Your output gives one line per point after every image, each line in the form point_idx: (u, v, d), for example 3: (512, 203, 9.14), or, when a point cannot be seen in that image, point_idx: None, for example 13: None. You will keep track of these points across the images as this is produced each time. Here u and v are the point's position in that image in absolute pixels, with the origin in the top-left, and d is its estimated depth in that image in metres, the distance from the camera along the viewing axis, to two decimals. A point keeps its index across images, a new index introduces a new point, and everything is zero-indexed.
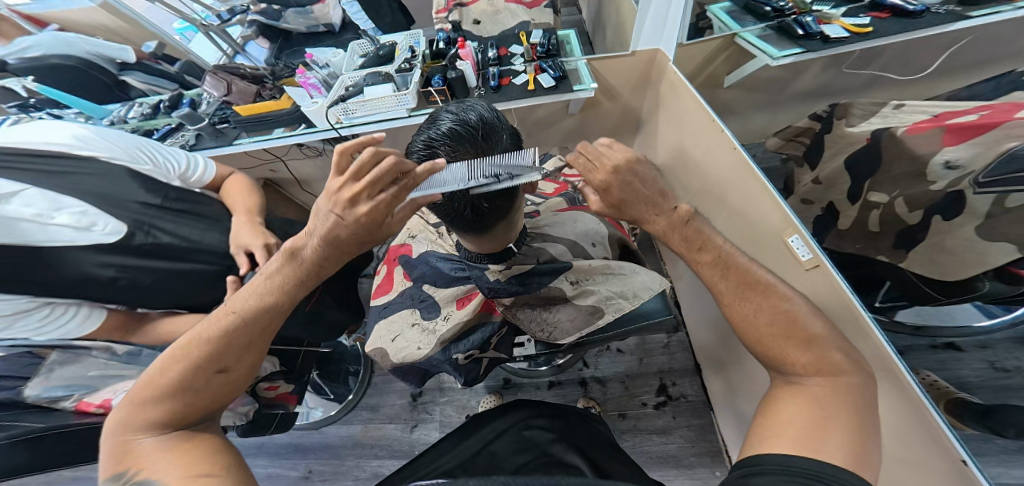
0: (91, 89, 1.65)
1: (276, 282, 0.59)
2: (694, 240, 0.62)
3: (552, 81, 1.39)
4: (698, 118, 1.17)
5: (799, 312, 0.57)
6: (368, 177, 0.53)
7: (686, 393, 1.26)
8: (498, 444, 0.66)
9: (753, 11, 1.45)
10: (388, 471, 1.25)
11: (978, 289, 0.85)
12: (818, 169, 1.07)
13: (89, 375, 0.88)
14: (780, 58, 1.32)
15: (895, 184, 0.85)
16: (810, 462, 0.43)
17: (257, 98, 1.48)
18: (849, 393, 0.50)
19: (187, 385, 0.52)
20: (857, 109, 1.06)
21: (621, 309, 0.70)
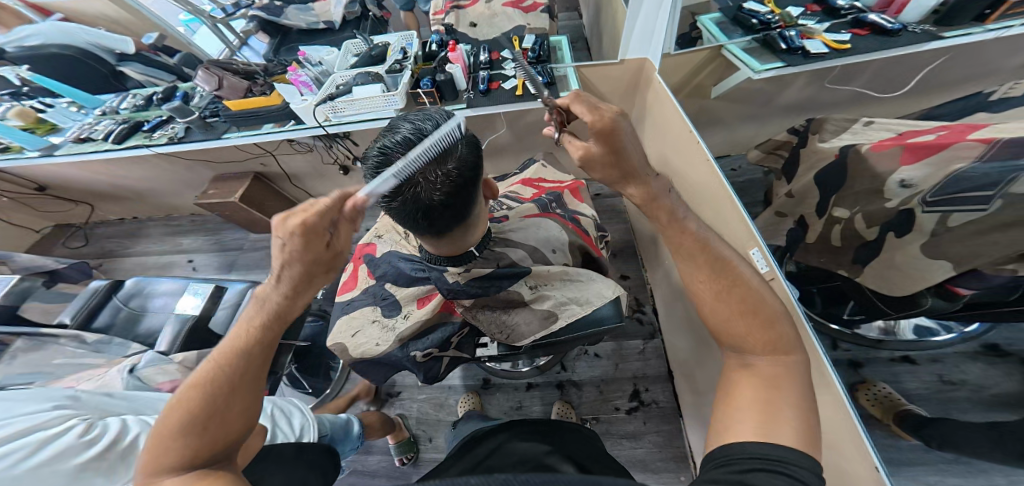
0: (91, 81, 1.72)
1: (249, 319, 0.57)
2: (665, 211, 0.65)
3: (539, 87, 1.42)
4: (679, 130, 1.19)
5: (763, 294, 0.59)
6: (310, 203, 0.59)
7: (658, 400, 1.29)
8: (497, 459, 0.71)
9: (741, 23, 1.47)
10: (361, 467, 1.27)
11: (920, 304, 0.88)
12: (793, 182, 1.09)
13: (51, 364, 0.97)
14: (762, 71, 1.34)
15: (856, 201, 0.87)
16: (768, 447, 0.46)
17: (248, 94, 1.51)
18: (798, 373, 0.54)
19: (191, 429, 0.51)
20: (831, 124, 1.09)
21: (573, 315, 0.72)
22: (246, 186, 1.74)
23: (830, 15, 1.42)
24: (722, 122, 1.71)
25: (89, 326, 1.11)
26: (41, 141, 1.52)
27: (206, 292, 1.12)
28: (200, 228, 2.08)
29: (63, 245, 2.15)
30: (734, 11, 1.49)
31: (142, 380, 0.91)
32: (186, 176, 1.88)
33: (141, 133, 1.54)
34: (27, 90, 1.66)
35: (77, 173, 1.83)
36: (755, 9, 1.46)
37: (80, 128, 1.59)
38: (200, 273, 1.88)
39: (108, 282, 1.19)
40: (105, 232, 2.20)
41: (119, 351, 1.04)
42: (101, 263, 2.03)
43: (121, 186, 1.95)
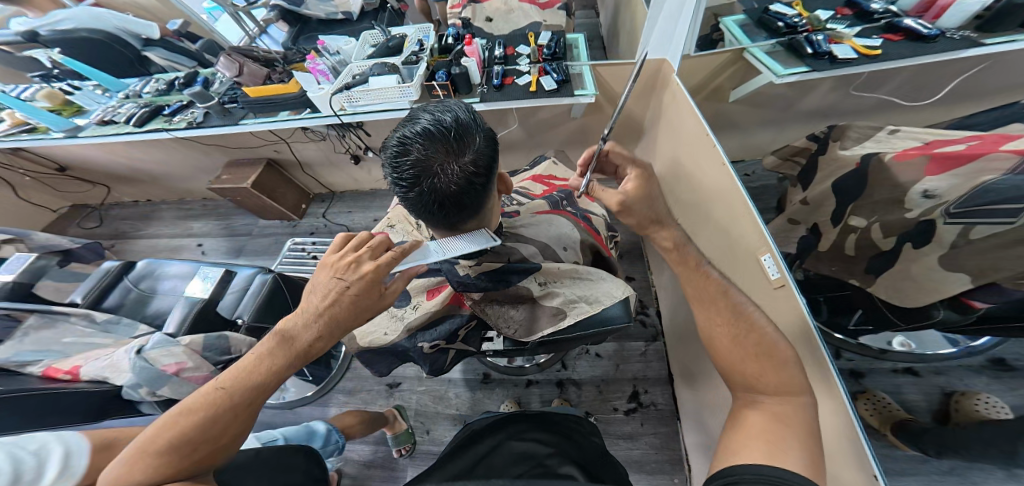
0: (116, 65, 1.75)
1: (266, 360, 0.58)
2: (688, 262, 0.72)
3: (554, 84, 1.40)
4: (694, 133, 1.18)
5: (771, 334, 0.63)
6: (374, 243, 0.64)
7: (656, 402, 1.28)
8: (493, 458, 0.71)
9: (767, 25, 1.44)
10: (357, 456, 1.27)
11: (932, 316, 0.88)
12: (809, 190, 1.06)
13: (60, 342, 0.99)
14: (784, 76, 1.31)
15: (874, 210, 0.86)
16: (775, 470, 0.49)
17: (267, 81, 1.52)
18: (807, 414, 0.57)
19: (178, 450, 0.53)
20: (854, 132, 1.03)
21: (582, 313, 0.71)
22: (258, 173, 1.75)
23: (861, 20, 1.38)
24: (738, 125, 1.68)
25: (99, 306, 1.12)
26: (64, 122, 1.55)
27: (216, 277, 1.14)
28: (211, 212, 2.11)
29: (78, 225, 2.19)
30: (760, 13, 1.46)
31: (149, 361, 0.86)
32: (200, 161, 1.90)
33: (161, 117, 1.56)
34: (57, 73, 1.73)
35: (98, 155, 1.87)
36: (782, 11, 1.43)
37: (104, 111, 1.61)
38: (209, 257, 1.91)
39: (119, 264, 1.22)
40: (120, 214, 2.24)
41: (128, 331, 1.05)
42: (114, 244, 2.06)
43: (139, 168, 1.98)
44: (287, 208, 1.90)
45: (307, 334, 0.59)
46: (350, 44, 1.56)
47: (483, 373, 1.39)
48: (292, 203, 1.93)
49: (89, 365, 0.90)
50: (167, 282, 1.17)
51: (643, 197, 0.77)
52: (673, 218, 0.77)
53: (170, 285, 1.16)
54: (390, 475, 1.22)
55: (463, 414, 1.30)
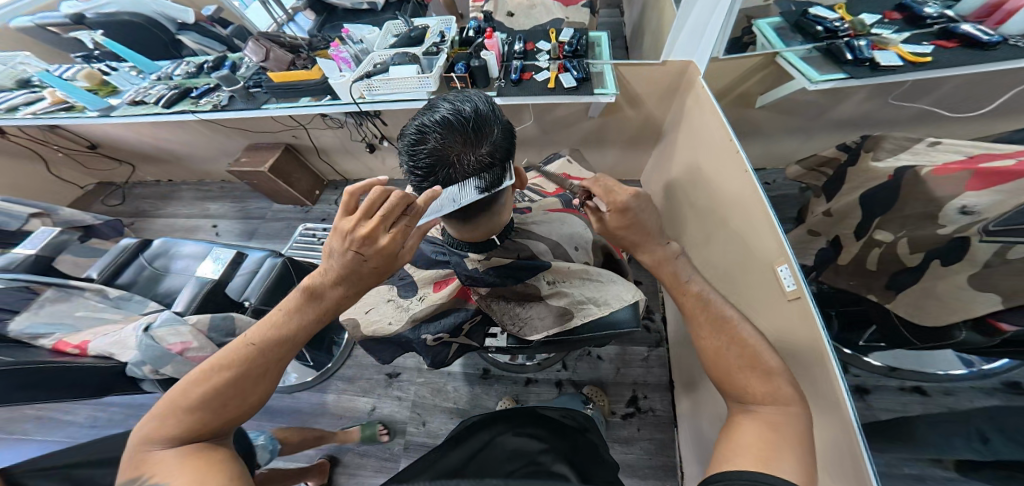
0: (152, 48, 1.82)
1: (296, 317, 0.56)
2: (673, 277, 0.67)
3: (574, 81, 1.37)
4: (718, 137, 1.14)
5: (761, 346, 0.60)
6: (383, 213, 0.52)
7: (655, 408, 1.25)
8: (484, 456, 0.67)
9: (805, 29, 1.45)
10: (350, 444, 1.26)
11: (952, 337, 0.84)
12: (832, 200, 1.02)
13: (73, 316, 1.02)
14: (820, 82, 1.29)
15: (903, 225, 0.82)
16: (767, 479, 0.46)
17: (292, 67, 1.53)
18: (800, 426, 0.53)
19: (211, 405, 0.53)
20: (889, 143, 0.99)
21: (589, 315, 0.69)
22: (275, 157, 1.77)
23: (912, 25, 1.36)
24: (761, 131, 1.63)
25: (113, 282, 1.15)
26: (99, 101, 1.57)
27: (227, 259, 1.15)
28: (228, 195, 2.15)
29: (102, 202, 2.26)
30: (800, 17, 1.48)
31: (155, 339, 0.88)
32: (221, 143, 1.93)
33: (189, 99, 1.59)
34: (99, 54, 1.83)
35: (126, 134, 1.92)
36: (824, 15, 1.43)
37: (137, 91, 1.64)
38: (223, 238, 1.94)
39: (137, 241, 1.24)
40: (141, 192, 2.30)
41: (138, 308, 1.07)
42: (134, 221, 2.12)
43: (164, 148, 2.03)
44: (300, 193, 1.92)
45: (332, 297, 0.56)
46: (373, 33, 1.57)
47: (483, 368, 1.37)
48: (305, 189, 1.95)
49: (97, 340, 0.93)
50: (179, 261, 1.19)
51: (624, 221, 0.71)
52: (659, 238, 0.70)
53: (183, 263, 1.18)
54: (382, 466, 1.21)
55: (461, 408, 1.29)
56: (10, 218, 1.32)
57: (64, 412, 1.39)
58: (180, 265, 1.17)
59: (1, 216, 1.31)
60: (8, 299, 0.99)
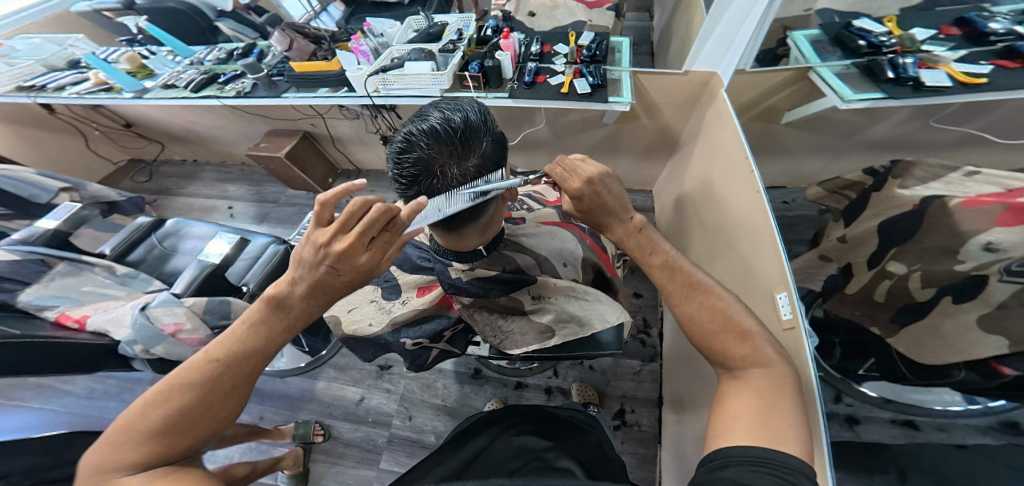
0: (191, 33, 1.90)
1: (261, 329, 0.55)
2: (645, 245, 0.71)
3: (588, 88, 1.33)
4: (734, 154, 1.10)
5: (737, 312, 0.62)
6: (360, 229, 0.53)
7: (641, 422, 1.23)
8: (493, 451, 0.73)
9: (845, 43, 1.36)
10: (338, 432, 1.29)
11: (952, 375, 0.87)
12: (850, 225, 0.96)
13: (79, 290, 1.07)
14: (852, 101, 1.24)
15: (919, 257, 0.78)
16: (765, 451, 0.47)
17: (313, 57, 1.56)
18: (782, 384, 0.55)
19: (174, 428, 0.51)
20: (920, 170, 0.93)
21: (570, 334, 0.70)
22: (293, 144, 1.81)
23: (971, 41, 1.24)
24: (783, 147, 1.58)
25: (123, 259, 1.23)
26: (135, 84, 1.66)
27: (228, 245, 1.18)
28: (245, 178, 2.21)
29: (130, 179, 2.37)
30: (840, 30, 1.39)
31: (150, 318, 0.93)
32: (244, 127, 1.99)
33: (216, 85, 1.64)
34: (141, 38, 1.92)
35: (158, 114, 2.01)
36: (868, 29, 1.35)
37: (170, 75, 1.71)
38: (237, 220, 2.00)
39: (152, 220, 1.34)
40: (166, 170, 2.40)
41: (142, 286, 1.14)
42: (157, 199, 2.20)
43: (192, 130, 2.11)
44: (314, 181, 1.96)
45: (299, 308, 0.56)
46: (393, 27, 1.58)
47: (475, 368, 1.38)
48: (319, 177, 1.99)
49: (96, 317, 0.98)
50: (187, 241, 1.29)
51: (587, 204, 0.72)
52: (622, 214, 0.72)
53: (191, 244, 1.28)
54: (365, 457, 1.24)
55: (449, 405, 1.30)
56: (41, 191, 1.42)
57: (65, 383, 1.47)
58: (187, 245, 1.27)
59: (35, 190, 1.42)
60: (22, 271, 1.04)
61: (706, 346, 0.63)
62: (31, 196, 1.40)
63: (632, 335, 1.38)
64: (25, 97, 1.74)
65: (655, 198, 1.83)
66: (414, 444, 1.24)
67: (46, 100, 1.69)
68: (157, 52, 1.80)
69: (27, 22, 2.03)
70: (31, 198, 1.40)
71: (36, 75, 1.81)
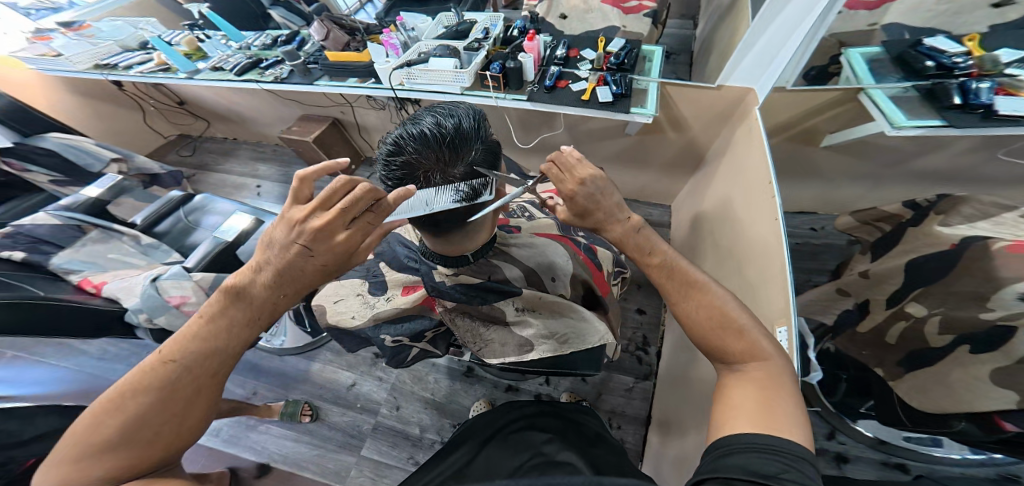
0: (244, 18, 2.06)
1: (221, 324, 0.56)
2: (643, 245, 0.68)
3: (611, 96, 1.29)
4: (756, 176, 1.03)
5: (734, 307, 0.60)
6: (341, 206, 0.56)
7: (625, 440, 1.21)
8: (492, 450, 0.71)
9: (909, 63, 1.22)
10: (322, 416, 1.33)
11: (950, 425, 0.78)
12: (875, 261, 0.90)
13: (105, 257, 1.21)
14: (904, 128, 1.12)
15: (943, 301, 0.73)
16: (769, 438, 0.46)
17: (346, 48, 1.61)
18: (781, 376, 0.54)
19: (135, 437, 0.51)
20: (969, 207, 0.82)
21: (547, 351, 0.76)
22: (322, 129, 1.88)
23: None
24: (816, 171, 1.48)
25: (152, 230, 1.37)
26: (189, 65, 1.76)
27: (237, 229, 1.26)
28: (276, 158, 2.32)
29: (176, 153, 2.54)
30: (906, 48, 1.24)
31: (159, 289, 1.01)
32: (280, 110, 2.08)
33: (258, 70, 1.72)
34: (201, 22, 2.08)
35: (205, 92, 2.14)
36: (941, 47, 1.19)
37: (220, 58, 1.81)
38: (264, 198, 2.10)
39: (182, 194, 1.48)
40: (208, 146, 2.55)
41: (161, 258, 1.27)
42: (195, 173, 2.34)
43: (234, 110, 2.23)
44: (338, 166, 2.02)
45: (262, 295, 0.57)
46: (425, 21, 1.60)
47: (467, 365, 1.39)
48: (343, 163, 2.05)
49: (111, 284, 1.08)
50: (209, 218, 1.40)
51: (582, 208, 0.69)
52: (621, 215, 0.69)
53: (211, 221, 1.39)
54: (347, 442, 1.27)
55: (437, 400, 1.32)
56: (95, 161, 1.56)
57: (81, 343, 1.61)
58: (209, 222, 1.39)
59: (90, 158, 1.55)
60: (60, 236, 1.19)
61: (701, 340, 0.61)
62: (87, 165, 1.54)
63: (629, 351, 1.35)
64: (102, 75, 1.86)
65: (673, 214, 1.77)
66: (398, 434, 1.27)
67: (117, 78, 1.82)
68: (211, 36, 1.91)
69: (116, 6, 2.20)
70: (85, 166, 1.54)
71: (114, 54, 1.91)
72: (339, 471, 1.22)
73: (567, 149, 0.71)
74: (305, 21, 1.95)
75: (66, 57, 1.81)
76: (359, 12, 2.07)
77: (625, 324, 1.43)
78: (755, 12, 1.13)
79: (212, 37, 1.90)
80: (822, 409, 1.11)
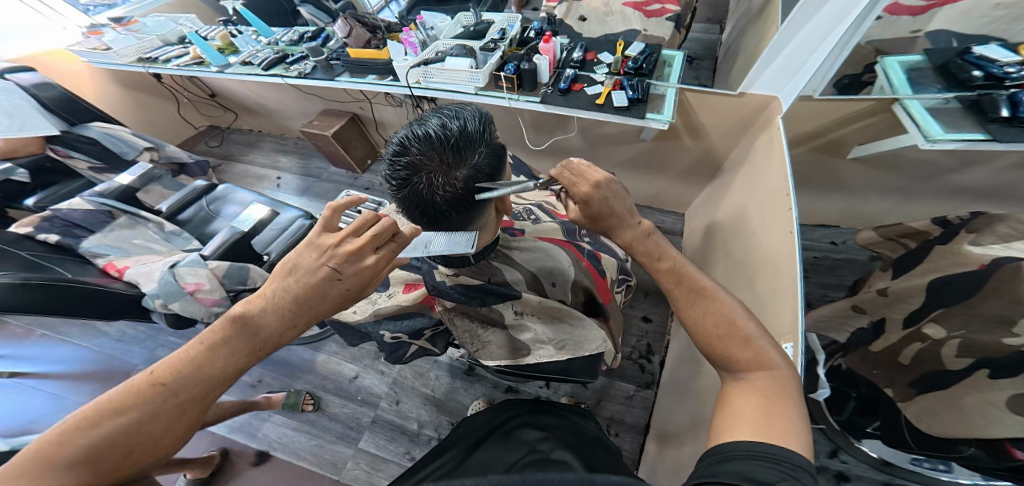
0: (276, 16, 2.15)
1: (222, 348, 0.55)
2: (653, 251, 0.69)
3: (626, 101, 1.27)
4: (773, 187, 1.00)
5: (741, 314, 0.59)
6: (371, 234, 0.60)
7: (623, 447, 1.20)
8: (488, 446, 0.70)
9: (953, 73, 1.13)
10: (324, 407, 1.36)
11: (958, 451, 0.76)
12: (895, 280, 0.86)
13: (130, 243, 1.26)
14: (937, 141, 1.05)
15: (966, 323, 0.70)
16: (769, 447, 0.44)
17: (367, 46, 1.65)
18: (788, 387, 0.52)
19: (98, 460, 0.48)
20: (1006, 227, 0.76)
21: (544, 355, 0.78)
22: (341, 125, 1.92)
23: None
24: (840, 183, 1.42)
25: (175, 217, 1.43)
26: (221, 59, 1.82)
27: (253, 220, 1.31)
28: (297, 151, 2.39)
29: (204, 143, 2.64)
30: (952, 57, 1.15)
31: (176, 275, 1.06)
32: (303, 105, 2.13)
33: (283, 65, 1.77)
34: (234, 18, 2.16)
35: (234, 85, 2.22)
36: (992, 55, 1.08)
37: (249, 53, 1.87)
38: (283, 189, 2.17)
39: (207, 184, 1.54)
40: (234, 137, 2.65)
41: (181, 244, 1.33)
42: (221, 163, 2.44)
43: (260, 102, 2.30)
44: (354, 161, 2.07)
45: (272, 325, 0.57)
46: (445, 20, 1.62)
47: (469, 364, 1.41)
48: (359, 157, 2.09)
49: (133, 269, 1.14)
50: (230, 207, 1.46)
51: (597, 211, 0.72)
52: (633, 219, 0.71)
53: (231, 210, 1.45)
54: (346, 434, 1.30)
55: (436, 397, 1.34)
56: (130, 149, 1.64)
57: (105, 324, 1.70)
58: (228, 211, 1.45)
59: (125, 146, 1.64)
60: (92, 220, 1.27)
61: (708, 348, 0.60)
62: (121, 153, 1.62)
63: (632, 359, 1.34)
64: (143, 67, 1.95)
65: (686, 222, 1.74)
66: (396, 429, 1.29)
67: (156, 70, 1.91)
68: (244, 31, 1.98)
69: (163, 3, 2.30)
70: (120, 153, 1.62)
71: (155, 47, 2.00)
72: (335, 462, 1.25)
73: (575, 159, 0.75)
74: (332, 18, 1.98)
75: (114, 50, 1.90)
76: (383, 10, 2.10)
77: (630, 332, 1.42)
78: (783, 18, 1.10)
79: (244, 33, 1.96)
80: (826, 426, 1.05)
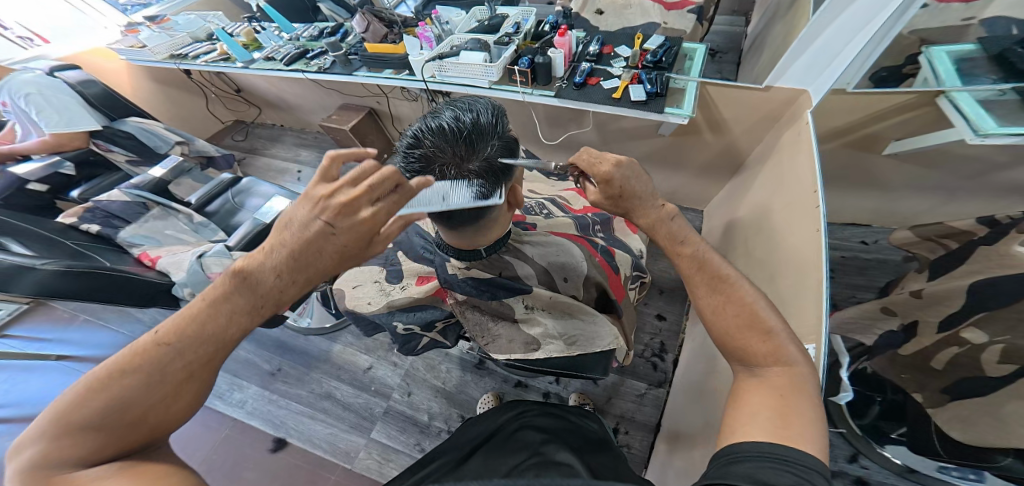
0: (296, 10, 2.14)
1: (223, 307, 0.53)
2: (676, 234, 0.68)
3: (643, 95, 1.23)
4: (802, 183, 0.95)
5: (765, 308, 0.59)
6: (367, 184, 0.54)
7: (631, 445, 1.19)
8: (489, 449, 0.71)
9: (1007, 63, 1.04)
10: (339, 395, 1.41)
11: (993, 460, 0.74)
12: (931, 282, 0.81)
13: (163, 233, 1.34)
14: (990, 136, 0.97)
15: (1010, 328, 0.66)
16: (782, 448, 0.44)
17: (383, 41, 1.67)
18: (803, 385, 0.52)
19: (112, 420, 0.47)
20: None
21: (553, 351, 0.78)
22: (359, 119, 1.95)
23: None
24: (871, 181, 1.35)
25: (204, 208, 1.49)
26: (246, 55, 1.87)
27: (275, 211, 1.36)
28: (316, 145, 2.45)
29: (229, 137, 2.73)
30: (1008, 47, 1.06)
31: (203, 266, 1.11)
32: (323, 99, 2.18)
33: (304, 60, 1.80)
34: (258, 15, 2.21)
35: (258, 81, 2.28)
36: None
37: (272, 49, 1.91)
38: (302, 183, 2.23)
39: (231, 177, 1.60)
40: (258, 132, 2.73)
41: (208, 235, 1.39)
42: (245, 157, 2.51)
43: (282, 98, 2.36)
44: None
45: (273, 281, 0.54)
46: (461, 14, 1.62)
47: (479, 358, 1.43)
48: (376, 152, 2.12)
49: (164, 259, 1.20)
50: (252, 200, 1.51)
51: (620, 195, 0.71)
52: (657, 199, 0.72)
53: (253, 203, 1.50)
54: (359, 423, 1.33)
55: (446, 389, 1.36)
56: (162, 143, 1.72)
57: (139, 310, 1.79)
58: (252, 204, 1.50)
59: (157, 140, 1.72)
60: (128, 212, 1.34)
61: (726, 343, 0.60)
62: (155, 146, 1.70)
63: (644, 357, 1.32)
64: (175, 64, 2.03)
65: (704, 220, 1.70)
66: (407, 420, 1.32)
67: (186, 66, 1.98)
68: (267, 28, 2.03)
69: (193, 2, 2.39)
70: (154, 147, 1.71)
71: (184, 45, 2.09)
72: (348, 451, 1.28)
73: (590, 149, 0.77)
74: (351, 14, 2.00)
75: (149, 48, 1.99)
76: None
77: (643, 330, 1.40)
78: (816, 7, 1.05)
79: (267, 29, 2.02)
80: (847, 431, 1.05)
